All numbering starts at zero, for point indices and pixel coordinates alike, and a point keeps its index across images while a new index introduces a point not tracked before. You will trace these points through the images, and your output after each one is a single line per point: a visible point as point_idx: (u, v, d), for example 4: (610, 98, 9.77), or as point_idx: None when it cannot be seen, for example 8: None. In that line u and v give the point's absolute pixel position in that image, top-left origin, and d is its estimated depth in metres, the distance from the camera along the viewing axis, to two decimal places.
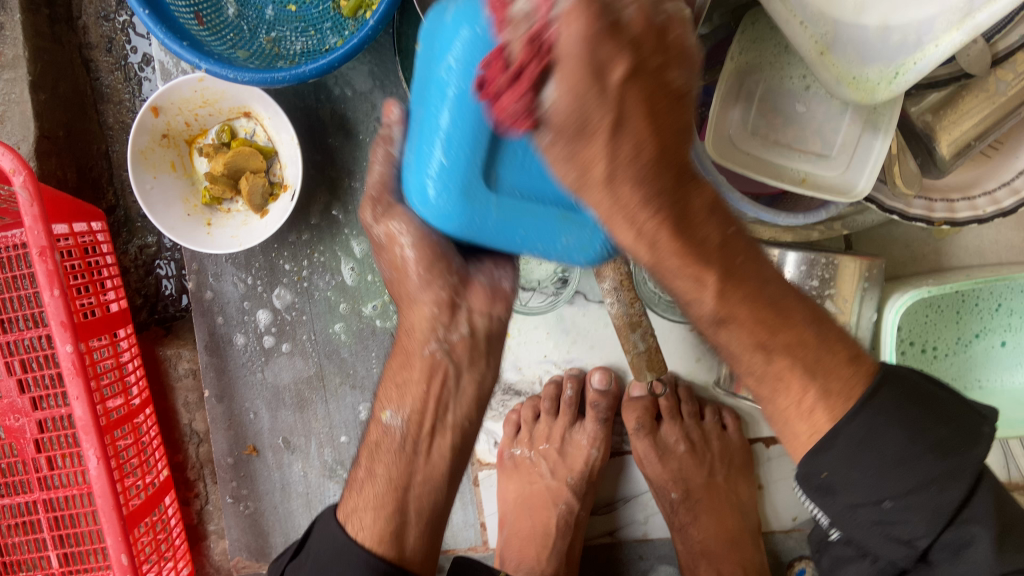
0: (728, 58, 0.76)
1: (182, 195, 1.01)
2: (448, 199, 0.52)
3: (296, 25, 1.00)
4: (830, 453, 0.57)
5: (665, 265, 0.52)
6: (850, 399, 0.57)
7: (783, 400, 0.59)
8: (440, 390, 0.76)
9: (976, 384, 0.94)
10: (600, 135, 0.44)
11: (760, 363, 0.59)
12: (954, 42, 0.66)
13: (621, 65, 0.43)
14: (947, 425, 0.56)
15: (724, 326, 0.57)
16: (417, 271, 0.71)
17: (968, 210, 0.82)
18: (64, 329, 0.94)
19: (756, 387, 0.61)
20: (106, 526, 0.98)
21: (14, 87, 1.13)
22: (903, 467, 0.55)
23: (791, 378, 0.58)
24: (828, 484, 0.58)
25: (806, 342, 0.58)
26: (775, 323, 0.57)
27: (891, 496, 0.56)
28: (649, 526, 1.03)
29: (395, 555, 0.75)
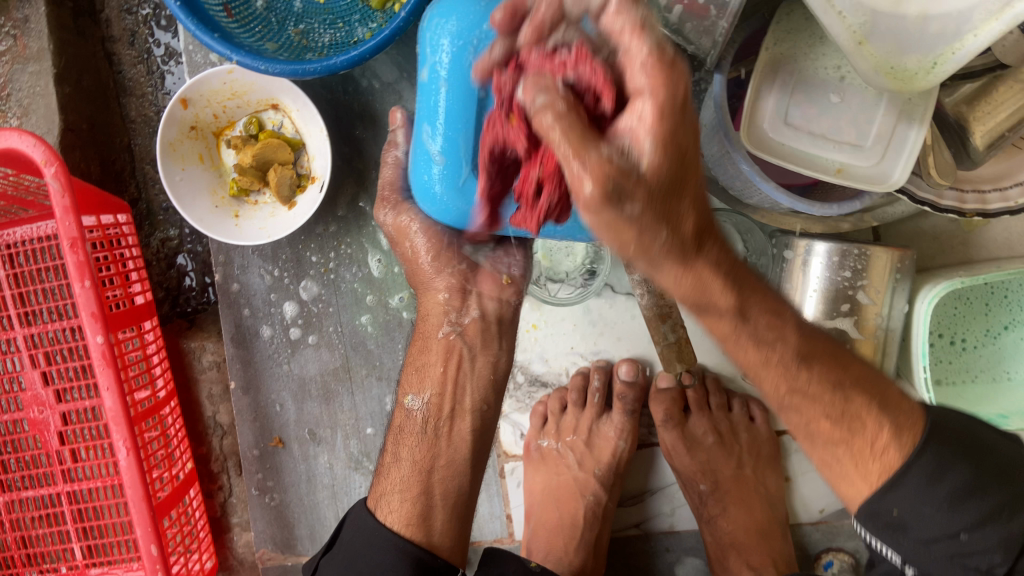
0: (763, 51, 0.77)
1: (210, 187, 1.01)
2: (449, 193, 0.64)
3: (324, 17, 1.00)
4: (900, 492, 0.60)
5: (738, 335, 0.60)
6: (917, 434, 0.61)
7: (851, 450, 0.64)
8: (455, 372, 0.80)
9: (1005, 376, 0.93)
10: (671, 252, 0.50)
11: (820, 401, 0.63)
12: (994, 32, 0.64)
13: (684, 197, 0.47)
14: (1001, 473, 0.58)
15: (793, 384, 0.63)
16: (429, 260, 0.78)
17: (1000, 202, 0.82)
18: (95, 320, 0.95)
19: (819, 426, 0.64)
20: (135, 516, 0.98)
21: (39, 80, 1.13)
22: (964, 501, 0.58)
23: (867, 419, 0.61)
24: (900, 522, 0.60)
25: (862, 379, 0.63)
26: (842, 365, 0.63)
27: (966, 526, 0.57)
28: (675, 518, 1.03)
29: (425, 540, 0.74)
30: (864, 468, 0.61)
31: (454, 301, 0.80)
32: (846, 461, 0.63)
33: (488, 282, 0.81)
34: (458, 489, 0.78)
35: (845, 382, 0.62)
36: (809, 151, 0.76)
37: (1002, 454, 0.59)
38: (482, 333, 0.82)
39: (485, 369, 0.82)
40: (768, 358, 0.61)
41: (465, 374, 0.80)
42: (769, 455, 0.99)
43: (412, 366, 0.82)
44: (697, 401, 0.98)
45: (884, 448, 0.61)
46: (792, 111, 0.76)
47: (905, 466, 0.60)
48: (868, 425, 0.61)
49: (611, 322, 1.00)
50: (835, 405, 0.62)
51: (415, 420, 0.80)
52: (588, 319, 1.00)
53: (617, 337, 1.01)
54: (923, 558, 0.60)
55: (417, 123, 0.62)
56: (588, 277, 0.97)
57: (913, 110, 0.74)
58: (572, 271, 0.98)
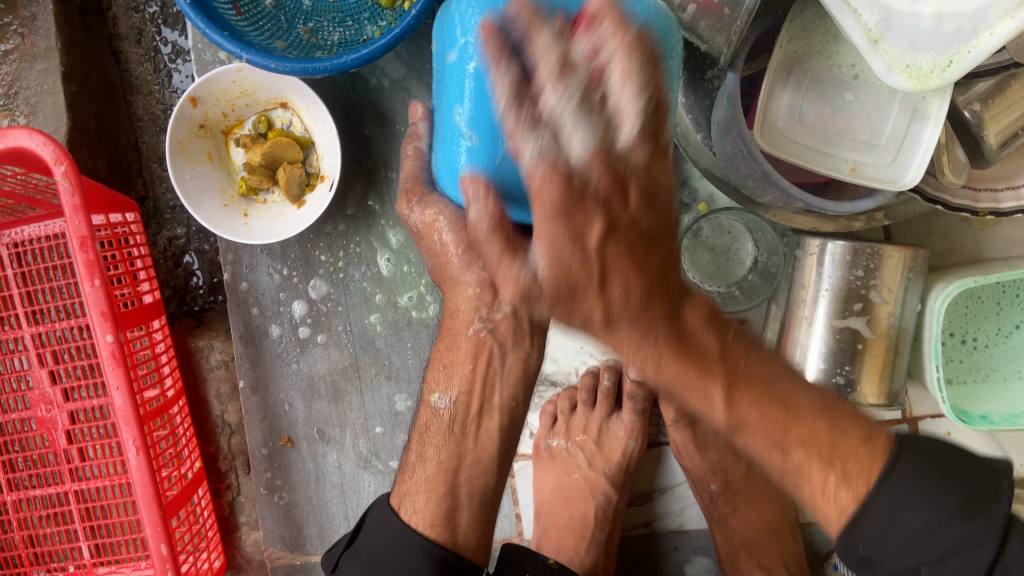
0: (776, 48, 0.76)
1: (219, 186, 1.01)
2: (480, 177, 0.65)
3: (334, 16, 0.99)
4: (863, 530, 0.55)
5: (669, 377, 0.55)
6: (870, 475, 0.55)
7: (805, 485, 0.57)
8: (485, 368, 0.78)
9: (1018, 376, 0.92)
10: (588, 295, 0.50)
11: (779, 462, 0.57)
12: (1010, 30, 0.65)
13: (597, 229, 0.49)
14: (965, 486, 0.54)
15: (738, 432, 0.57)
16: (456, 253, 0.74)
17: (1013, 200, 0.82)
18: (105, 319, 0.95)
19: (779, 475, 0.59)
20: (146, 515, 0.98)
21: (47, 78, 1.13)
22: (934, 536, 0.53)
23: (811, 471, 0.56)
24: (868, 559, 0.55)
25: (818, 435, 0.56)
26: (784, 421, 0.56)
27: (927, 563, 0.53)
28: (684, 517, 1.03)
29: (450, 539, 0.77)
30: (822, 505, 0.57)
31: (485, 297, 0.75)
32: (811, 489, 0.57)
33: None
34: (485, 486, 0.81)
35: (786, 437, 0.56)
36: (823, 150, 0.76)
37: (964, 467, 0.55)
38: (513, 332, 0.76)
39: (515, 367, 0.79)
40: (708, 409, 0.55)
41: (496, 372, 0.78)
42: None
43: (440, 363, 0.81)
44: None
45: (831, 492, 0.56)
46: (806, 110, 0.76)
47: (860, 508, 0.55)
48: (813, 474, 0.56)
49: None
50: (780, 457, 0.57)
51: (443, 418, 0.80)
52: None
53: None
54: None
55: (449, 107, 0.65)
56: None
57: (927, 109, 0.74)
58: None
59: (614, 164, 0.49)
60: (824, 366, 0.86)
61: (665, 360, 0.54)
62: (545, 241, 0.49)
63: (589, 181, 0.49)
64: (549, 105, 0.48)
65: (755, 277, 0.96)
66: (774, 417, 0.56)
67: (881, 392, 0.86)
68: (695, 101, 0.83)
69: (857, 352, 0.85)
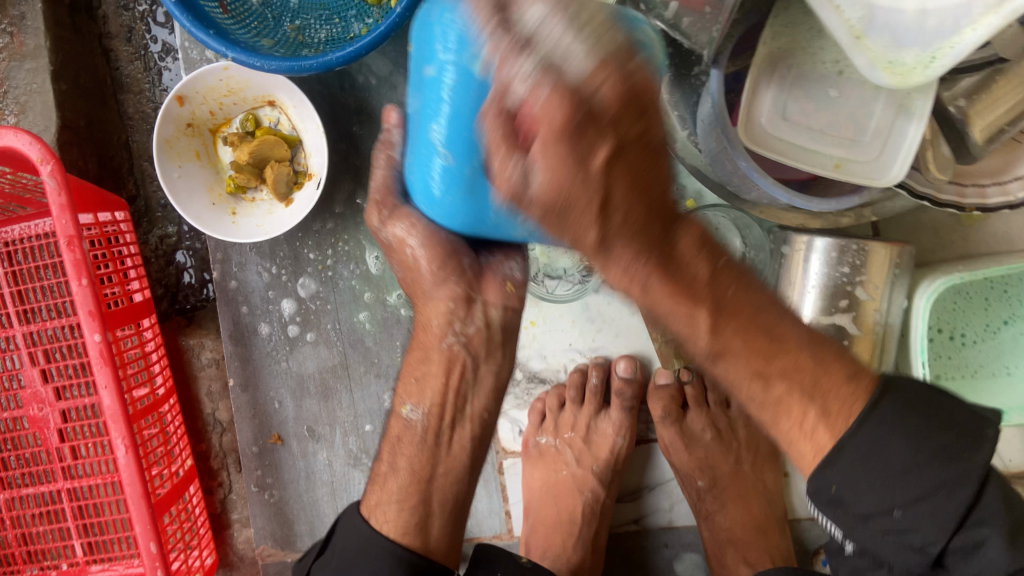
0: (760, 45, 0.76)
1: (207, 184, 1.01)
2: (454, 197, 0.57)
3: (320, 13, 0.99)
4: (838, 466, 0.56)
5: (657, 302, 0.56)
6: (850, 416, 0.57)
7: (785, 422, 0.59)
8: (458, 382, 0.77)
9: (1005, 372, 0.93)
10: (590, 215, 0.47)
11: (759, 391, 0.59)
12: (991, 26, 0.63)
13: (603, 150, 0.44)
14: (948, 432, 0.55)
15: (720, 360, 0.59)
16: (429, 268, 0.72)
17: (1000, 196, 0.82)
18: (92, 318, 0.95)
19: (756, 411, 0.62)
20: (134, 513, 0.98)
21: (36, 77, 1.13)
22: (909, 477, 0.54)
23: (791, 404, 0.58)
24: (840, 497, 0.57)
25: (802, 366, 0.58)
26: (769, 350, 0.58)
27: (900, 504, 0.54)
28: (674, 513, 1.03)
29: (421, 545, 0.76)
30: (798, 448, 0.59)
31: (460, 311, 0.75)
32: (790, 422, 0.59)
33: (493, 288, 0.74)
34: (455, 496, 0.79)
35: (767, 367, 0.58)
36: (807, 146, 0.76)
37: (952, 415, 0.56)
38: (486, 342, 0.77)
39: (488, 378, 0.78)
40: (692, 331, 0.57)
41: (468, 386, 0.77)
42: (768, 451, 0.99)
43: (411, 376, 0.79)
44: (694, 398, 0.98)
45: (811, 431, 0.58)
46: (790, 107, 0.76)
47: (837, 446, 0.56)
48: (793, 412, 0.58)
49: (609, 319, 1.00)
50: (760, 387, 0.59)
51: (415, 430, 0.77)
52: (586, 315, 1.00)
53: (616, 333, 1.01)
54: (861, 532, 0.57)
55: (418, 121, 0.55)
56: (587, 274, 0.97)
57: (912, 104, 0.73)
58: (569, 268, 0.97)
59: (625, 79, 0.43)
60: None
61: (651, 283, 0.54)
62: (553, 174, 0.44)
63: (594, 94, 0.43)
64: (522, 72, 0.44)
65: None
66: (756, 360, 0.58)
67: None
68: (680, 97, 0.83)
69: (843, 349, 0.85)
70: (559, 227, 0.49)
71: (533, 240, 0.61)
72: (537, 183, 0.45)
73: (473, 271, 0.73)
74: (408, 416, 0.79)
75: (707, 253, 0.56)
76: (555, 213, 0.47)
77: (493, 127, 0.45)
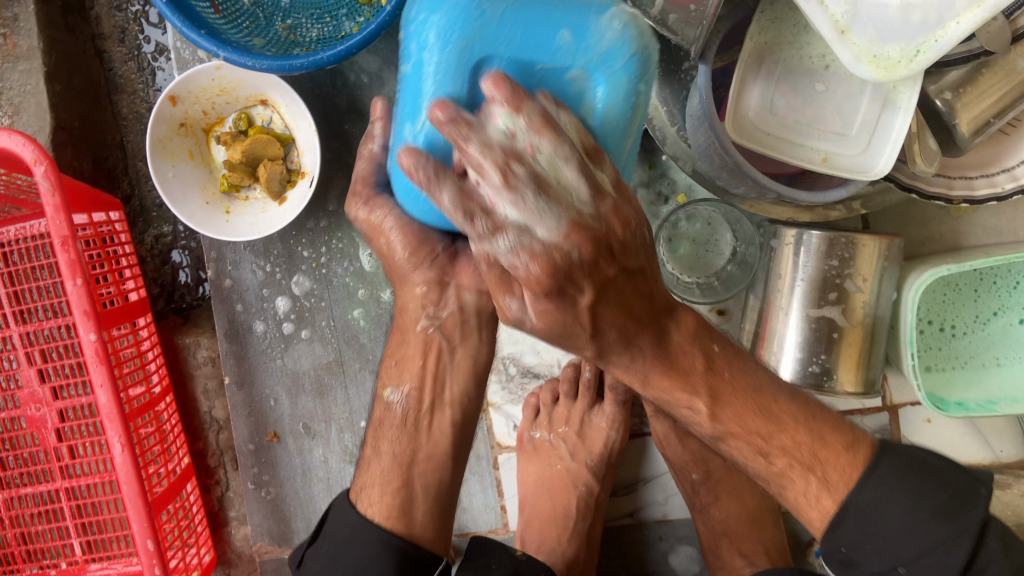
0: (746, 41, 0.76)
1: (201, 183, 1.01)
2: (425, 193, 0.67)
3: (311, 12, 1.00)
4: (843, 529, 0.64)
5: (656, 383, 0.69)
6: (849, 482, 0.64)
7: (791, 491, 0.67)
8: (435, 364, 0.78)
9: (995, 362, 0.93)
10: (580, 298, 0.60)
11: (763, 466, 0.68)
12: (975, 20, 0.66)
13: (585, 291, 0.59)
14: (946, 490, 0.62)
15: (723, 441, 0.69)
16: (404, 254, 0.76)
17: (987, 187, 0.83)
18: (87, 317, 0.95)
19: (767, 485, 0.70)
20: (132, 512, 0.99)
21: (30, 78, 1.13)
22: (909, 535, 0.61)
23: (793, 475, 0.66)
24: (850, 558, 0.65)
25: (800, 441, 0.66)
26: (768, 428, 0.67)
27: (903, 563, 0.62)
28: (668, 506, 1.04)
29: (405, 531, 0.76)
30: (806, 515, 0.66)
31: (432, 295, 0.77)
32: (806, 490, 0.66)
33: (466, 272, 0.77)
34: (441, 481, 0.79)
35: (767, 445, 0.67)
36: (795, 141, 0.77)
37: (947, 476, 0.63)
38: (461, 325, 0.79)
39: (465, 363, 0.79)
40: (695, 417, 0.69)
41: (445, 367, 0.79)
42: None
43: (391, 359, 0.81)
44: None
45: (814, 497, 0.65)
46: (777, 101, 0.76)
47: (841, 508, 0.64)
48: (794, 483, 0.66)
49: None
50: (763, 463, 0.67)
51: (395, 413, 0.79)
52: None
53: None
54: None
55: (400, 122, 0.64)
56: None
57: (898, 98, 0.74)
58: None
59: (601, 233, 0.58)
60: (800, 356, 0.87)
61: (643, 338, 0.66)
62: (540, 286, 0.57)
63: (573, 259, 0.57)
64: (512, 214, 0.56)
65: (732, 267, 0.96)
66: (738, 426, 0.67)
67: (858, 380, 0.87)
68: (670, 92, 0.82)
69: (833, 341, 0.86)
70: (559, 302, 0.60)
71: None
72: (525, 265, 0.56)
73: (447, 255, 0.76)
74: (388, 399, 0.81)
75: (700, 341, 0.69)
76: (551, 313, 0.60)
77: (451, 207, 0.57)
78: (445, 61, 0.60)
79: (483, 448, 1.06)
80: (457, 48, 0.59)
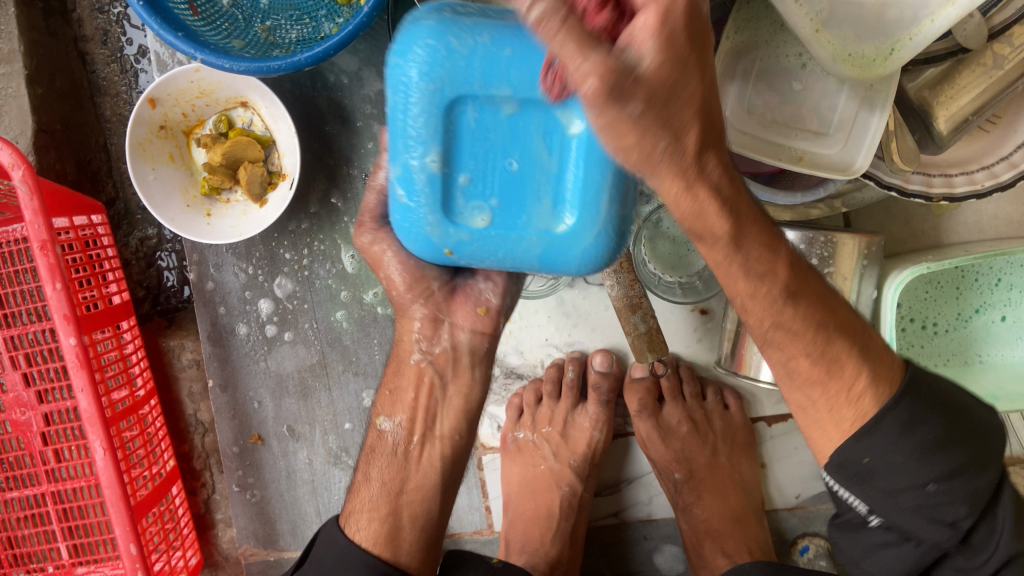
0: (722, 40, 0.76)
1: (181, 186, 1.01)
2: (415, 233, 0.58)
3: (290, 14, 0.99)
4: (873, 440, 0.61)
5: (733, 239, 0.57)
6: (892, 386, 0.63)
7: (836, 384, 0.63)
8: (427, 399, 0.78)
9: (976, 359, 0.94)
10: (691, 99, 0.45)
11: (817, 347, 0.63)
12: (950, 17, 0.65)
13: (708, 51, 0.45)
14: (970, 432, 0.62)
15: (782, 307, 0.61)
16: (400, 286, 0.74)
17: (966, 185, 0.83)
18: (68, 321, 0.95)
19: (806, 372, 0.64)
20: (114, 516, 0.99)
21: (11, 81, 1.13)
22: (941, 453, 0.60)
23: (848, 362, 0.63)
24: (869, 472, 0.62)
25: (855, 327, 0.64)
26: (830, 309, 0.63)
27: (933, 479, 0.60)
28: (652, 506, 1.04)
29: (392, 557, 0.76)
30: (839, 413, 0.64)
31: (428, 330, 0.77)
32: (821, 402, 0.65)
33: (462, 310, 0.75)
34: (430, 499, 0.78)
35: (825, 330, 0.63)
36: (772, 139, 0.77)
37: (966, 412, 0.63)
38: (453, 362, 0.78)
39: (457, 398, 0.79)
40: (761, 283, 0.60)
41: (438, 402, 0.78)
42: (744, 443, 0.99)
43: (387, 389, 0.80)
44: (670, 391, 0.98)
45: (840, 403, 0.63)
46: (753, 100, 0.76)
47: (879, 416, 0.62)
48: (846, 368, 0.63)
49: (586, 315, 1.00)
50: (822, 348, 0.63)
51: (387, 442, 0.80)
52: (562, 311, 1.00)
53: (592, 329, 1.01)
54: (889, 507, 0.62)
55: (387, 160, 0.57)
56: None
57: (874, 96, 0.74)
58: None
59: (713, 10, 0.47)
60: None
61: (738, 210, 0.55)
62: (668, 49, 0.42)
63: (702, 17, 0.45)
64: None
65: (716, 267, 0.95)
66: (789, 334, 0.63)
67: None
68: None
69: None
70: (665, 132, 0.45)
71: (515, 259, 0.58)
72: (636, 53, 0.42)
73: (442, 293, 0.75)
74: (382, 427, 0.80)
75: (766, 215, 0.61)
76: (657, 104, 0.43)
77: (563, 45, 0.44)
78: (426, 65, 0.52)
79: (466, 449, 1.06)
80: (439, 74, 0.52)
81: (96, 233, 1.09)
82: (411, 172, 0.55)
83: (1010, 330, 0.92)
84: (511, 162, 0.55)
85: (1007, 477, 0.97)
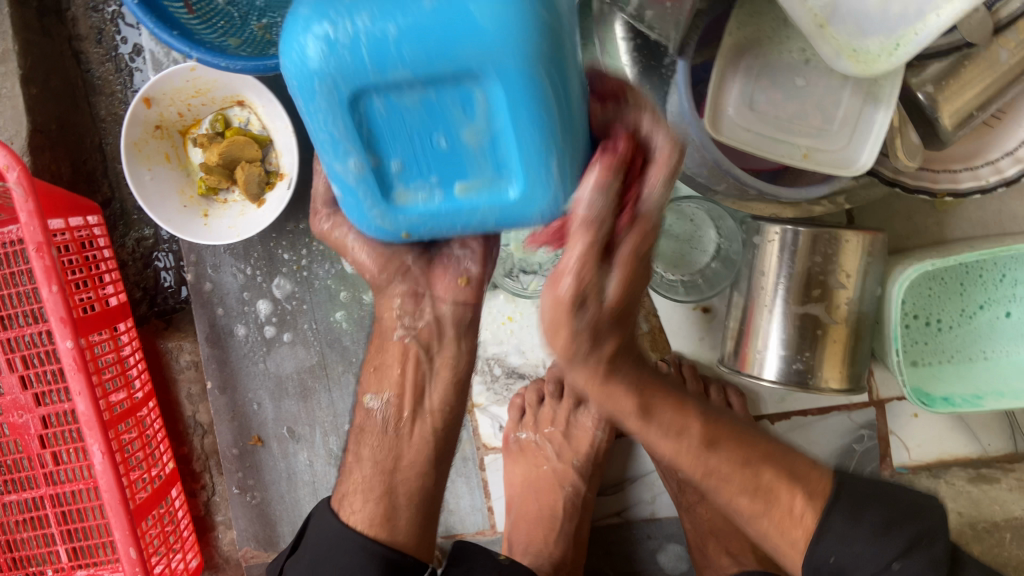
0: (726, 36, 0.76)
1: (178, 187, 1.00)
2: (370, 222, 0.55)
3: (286, 11, 0.97)
4: None
5: (655, 418, 0.67)
6: None
7: (776, 512, 0.72)
8: (415, 373, 0.77)
9: (982, 356, 0.92)
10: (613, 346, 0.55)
11: (723, 462, 0.70)
12: (955, 13, 0.62)
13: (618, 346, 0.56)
14: None
15: (711, 450, 0.70)
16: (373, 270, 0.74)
17: (971, 181, 0.82)
18: (64, 324, 0.94)
19: (726, 491, 0.71)
20: (113, 519, 0.98)
21: (5, 81, 1.11)
22: None
23: (743, 470, 0.71)
24: None
25: (773, 452, 0.74)
26: (748, 445, 0.72)
27: None
28: (656, 505, 1.03)
29: (389, 539, 0.76)
30: (789, 535, 0.72)
31: (409, 306, 0.76)
32: (767, 528, 0.72)
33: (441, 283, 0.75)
34: None
35: (751, 454, 0.72)
36: (775, 136, 0.75)
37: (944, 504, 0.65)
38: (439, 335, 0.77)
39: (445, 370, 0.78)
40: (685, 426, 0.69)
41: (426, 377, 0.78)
42: None
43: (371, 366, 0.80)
44: (673, 389, 0.97)
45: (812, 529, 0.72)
46: (756, 96, 0.75)
47: None
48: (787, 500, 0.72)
49: None
50: (720, 454, 0.70)
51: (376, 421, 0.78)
52: None
53: None
54: None
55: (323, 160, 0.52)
56: None
57: (879, 92, 0.73)
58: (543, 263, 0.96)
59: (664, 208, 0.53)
60: (784, 353, 0.86)
61: (688, 428, 0.69)
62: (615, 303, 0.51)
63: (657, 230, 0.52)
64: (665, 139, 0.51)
65: (716, 265, 0.95)
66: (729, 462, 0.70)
67: (843, 376, 0.86)
68: (651, 89, 0.82)
69: (818, 337, 0.85)
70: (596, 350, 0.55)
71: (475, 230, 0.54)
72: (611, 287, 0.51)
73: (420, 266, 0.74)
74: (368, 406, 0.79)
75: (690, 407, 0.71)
76: (601, 334, 0.54)
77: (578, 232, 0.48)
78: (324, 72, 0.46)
79: (468, 449, 1.05)
80: (338, 74, 0.46)
81: (93, 235, 1.08)
82: (339, 172, 0.52)
83: (1014, 327, 0.91)
84: (438, 141, 0.49)
85: (1013, 473, 0.96)
